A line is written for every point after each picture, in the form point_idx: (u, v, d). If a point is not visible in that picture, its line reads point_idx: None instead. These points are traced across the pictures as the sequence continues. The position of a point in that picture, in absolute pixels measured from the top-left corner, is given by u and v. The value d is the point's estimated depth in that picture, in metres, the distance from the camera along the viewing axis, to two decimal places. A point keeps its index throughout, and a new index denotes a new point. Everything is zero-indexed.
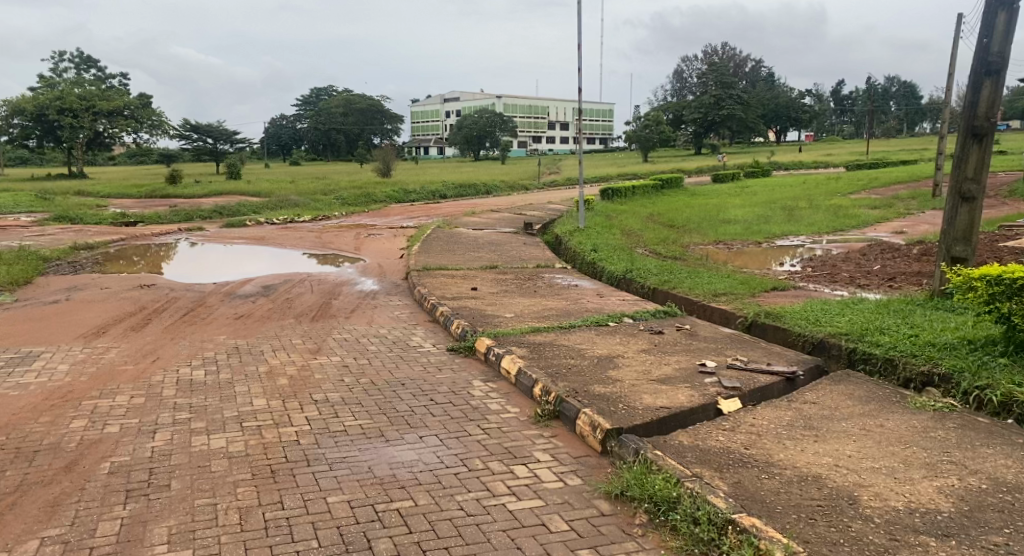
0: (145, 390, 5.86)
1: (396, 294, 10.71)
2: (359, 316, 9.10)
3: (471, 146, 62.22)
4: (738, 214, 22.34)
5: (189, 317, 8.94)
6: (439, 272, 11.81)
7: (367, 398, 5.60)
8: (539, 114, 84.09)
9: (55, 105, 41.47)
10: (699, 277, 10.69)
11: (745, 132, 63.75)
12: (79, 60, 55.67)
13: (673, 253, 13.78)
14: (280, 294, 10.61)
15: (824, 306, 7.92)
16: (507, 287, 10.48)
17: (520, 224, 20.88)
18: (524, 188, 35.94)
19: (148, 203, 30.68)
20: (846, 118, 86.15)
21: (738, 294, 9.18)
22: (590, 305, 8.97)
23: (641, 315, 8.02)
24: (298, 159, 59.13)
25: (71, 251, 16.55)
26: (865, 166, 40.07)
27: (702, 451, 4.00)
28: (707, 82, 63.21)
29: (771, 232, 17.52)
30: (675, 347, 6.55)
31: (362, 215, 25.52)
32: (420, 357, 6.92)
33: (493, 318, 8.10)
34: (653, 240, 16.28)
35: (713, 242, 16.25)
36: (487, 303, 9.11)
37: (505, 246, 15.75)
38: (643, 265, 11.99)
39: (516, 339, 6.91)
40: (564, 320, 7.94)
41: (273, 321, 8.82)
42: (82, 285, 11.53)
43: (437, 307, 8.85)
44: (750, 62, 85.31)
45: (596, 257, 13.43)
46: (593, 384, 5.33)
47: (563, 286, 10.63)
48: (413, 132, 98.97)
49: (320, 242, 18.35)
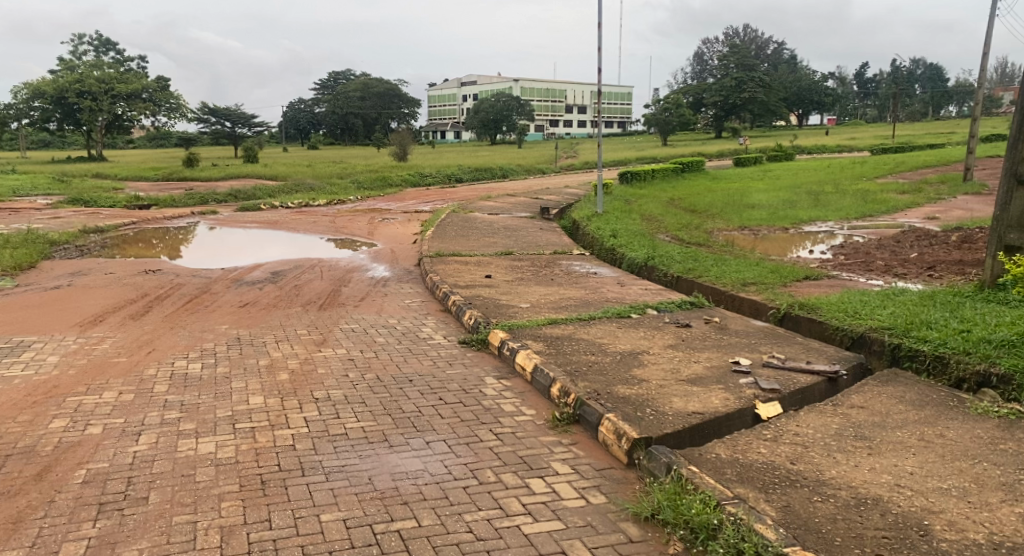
0: (134, 385, 5.47)
1: (408, 281, 10.32)
2: (368, 305, 8.69)
3: (488, 129, 61.60)
4: (762, 198, 21.71)
5: (191, 305, 8.58)
6: (453, 258, 11.39)
7: (372, 397, 5.19)
8: (558, 98, 83.24)
9: (74, 88, 41.36)
10: (725, 264, 10.23)
11: (767, 115, 62.68)
12: (98, 43, 55.57)
13: (697, 240, 13.27)
14: (289, 281, 10.25)
15: (862, 298, 7.43)
16: (523, 274, 10.04)
17: (537, 209, 20.39)
18: (542, 171, 35.45)
19: (164, 186, 30.44)
20: (870, 101, 84.75)
21: (767, 285, 8.69)
22: (610, 295, 8.50)
23: (666, 305, 7.57)
24: (316, 143, 58.81)
25: (81, 234, 16.27)
26: (891, 150, 39.18)
27: (744, 468, 3.54)
28: (728, 65, 62.27)
29: (798, 218, 16.93)
30: (703, 342, 6.10)
31: (376, 199, 25.11)
32: (430, 351, 6.50)
33: (508, 308, 7.66)
34: (675, 225, 15.76)
35: (737, 228, 15.71)
36: (501, 292, 8.67)
37: (522, 232, 15.29)
38: (666, 252, 11.50)
39: (532, 332, 6.47)
40: (583, 311, 7.48)
41: (278, 310, 8.42)
42: (87, 269, 11.19)
43: (449, 295, 8.44)
44: (772, 45, 84.10)
45: (617, 243, 12.93)
46: (617, 384, 4.89)
47: (581, 274, 10.17)
48: (430, 116, 98.51)
49: (334, 226, 17.99)
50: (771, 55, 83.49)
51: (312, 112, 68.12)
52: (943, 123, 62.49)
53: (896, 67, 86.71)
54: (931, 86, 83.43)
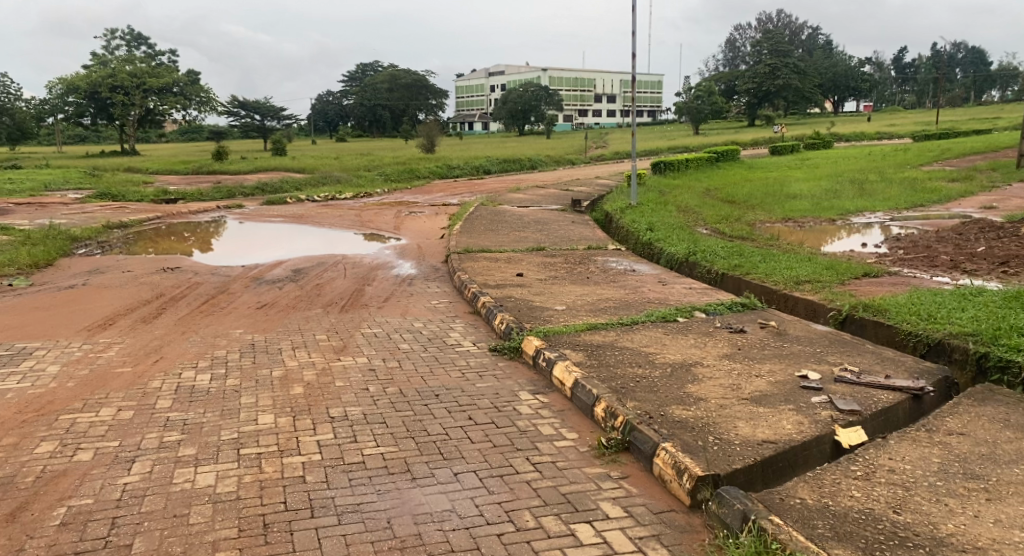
0: (135, 400, 4.95)
1: (436, 279, 9.83)
2: (393, 307, 8.18)
3: (516, 120, 60.85)
4: (802, 188, 20.88)
5: (207, 307, 8.11)
6: (483, 254, 10.85)
7: (394, 416, 4.63)
8: (587, 87, 82.29)
9: (107, 83, 41.40)
10: (774, 260, 9.58)
11: (802, 103, 61.25)
12: (131, 38, 55.78)
13: (739, 233, 12.59)
14: (311, 280, 9.78)
15: (934, 298, 6.82)
16: (557, 271, 9.48)
17: (568, 200, 19.77)
18: (571, 162, 34.74)
19: (193, 180, 30.24)
20: (908, 87, 82.77)
21: (823, 285, 8.03)
22: (653, 295, 7.88)
23: (716, 308, 6.98)
24: (345, 135, 58.54)
25: (104, 229, 15.96)
26: (933, 137, 37.87)
27: (838, 521, 3.08)
28: (762, 52, 60.99)
29: (843, 208, 16.13)
30: (762, 354, 5.49)
31: (404, 192, 24.63)
32: (458, 360, 5.95)
33: (543, 311, 7.09)
34: (713, 217, 15.06)
35: (780, 220, 14.96)
36: (534, 292, 8.09)
37: (553, 225, 14.70)
38: (708, 247, 10.86)
39: (571, 339, 5.90)
40: (624, 314, 6.89)
41: (297, 312, 7.91)
42: (104, 267, 10.78)
43: (480, 295, 7.92)
44: (807, 31, 82.44)
45: (654, 237, 12.31)
46: (671, 405, 4.30)
47: (619, 271, 9.56)
48: (458, 107, 98.00)
49: (360, 220, 17.52)
50: (805, 41, 81.63)
51: (341, 105, 67.99)
52: (985, 109, 60.58)
53: (934, 51, 84.41)
54: (972, 70, 80.99)
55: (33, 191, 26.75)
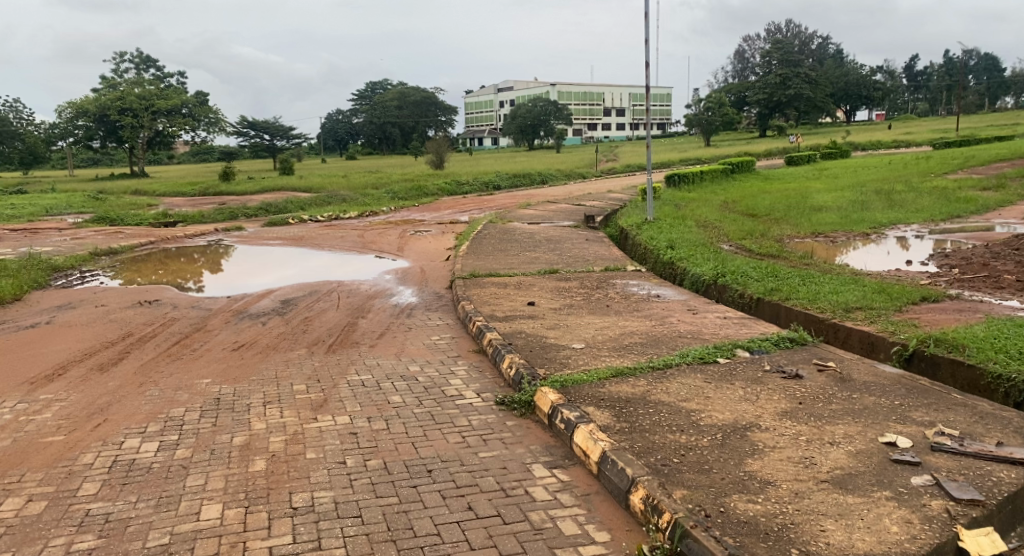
0: (53, 484, 4.00)
1: (437, 308, 8.87)
2: (387, 345, 7.17)
3: (525, 135, 60.13)
4: (825, 199, 19.88)
5: (176, 349, 7.17)
6: (491, 279, 9.87)
7: (373, 509, 3.67)
8: (595, 101, 81.58)
9: (116, 105, 40.80)
10: (814, 282, 8.58)
11: (814, 113, 60.25)
12: (139, 61, 55.39)
13: (768, 250, 11.57)
14: (300, 312, 8.84)
15: (1018, 332, 5.86)
16: (572, 298, 8.51)
17: (581, 217, 18.79)
18: (582, 176, 33.81)
19: (198, 201, 29.44)
20: (921, 94, 81.77)
21: (878, 313, 7.00)
22: (684, 327, 6.86)
23: (760, 344, 5.97)
24: (354, 153, 57.92)
25: (91, 257, 15.08)
26: (954, 144, 36.79)
27: None
28: (772, 62, 60.20)
29: (874, 221, 15.10)
30: (832, 409, 4.44)
31: (410, 210, 23.75)
32: (458, 419, 4.94)
33: (557, 350, 6.10)
34: (737, 233, 14.04)
35: (809, 234, 13.94)
36: (547, 325, 7.10)
37: (567, 244, 13.73)
38: (737, 266, 9.85)
39: (593, 392, 4.87)
40: (653, 353, 5.89)
41: (276, 354, 6.95)
42: (77, 302, 9.87)
43: (486, 330, 6.92)
44: (818, 40, 81.68)
45: (676, 256, 11.32)
46: (731, 495, 3.34)
47: (642, 298, 8.55)
48: (467, 124, 97.54)
49: (362, 240, 16.60)
50: (814, 51, 80.55)
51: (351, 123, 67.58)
52: (1002, 115, 59.46)
53: (947, 58, 83.26)
54: (986, 76, 79.81)
55: (33, 216, 26.00)
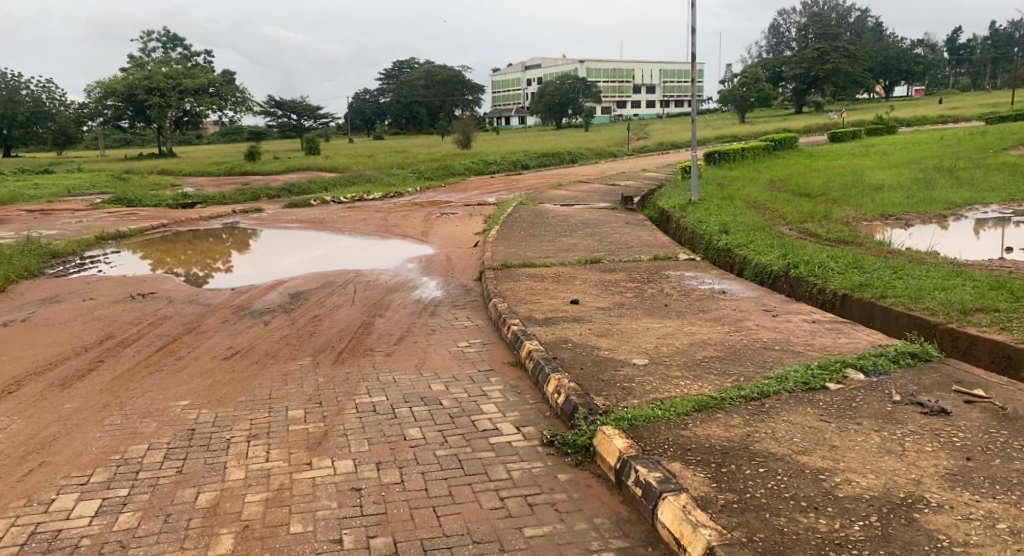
0: None
1: (465, 305, 7.68)
2: (406, 354, 6.01)
3: (553, 114, 58.47)
4: (881, 178, 18.32)
5: (158, 356, 6.08)
6: (525, 270, 8.66)
7: None
8: (625, 78, 79.57)
9: (143, 85, 39.96)
10: (910, 274, 7.25)
11: (852, 88, 57.81)
12: (166, 40, 54.65)
13: (838, 235, 10.20)
14: (310, 309, 7.72)
15: None
16: (623, 295, 7.30)
17: (617, 197, 17.50)
18: (614, 155, 32.39)
19: (222, 182, 28.47)
20: (964, 69, 78.62)
21: (1007, 316, 5.70)
22: (767, 336, 5.63)
23: (874, 362, 4.69)
24: (381, 133, 56.93)
25: (97, 240, 14.07)
26: (1009, 118, 34.71)
27: None
28: (810, 36, 57.88)
29: (947, 201, 13.64)
30: (1017, 467, 3.21)
31: (437, 191, 22.55)
32: (496, 467, 3.78)
33: (616, 367, 4.89)
34: (794, 215, 12.66)
35: (877, 217, 12.50)
36: (598, 330, 5.91)
37: (606, 228, 12.47)
38: (811, 255, 8.53)
39: (673, 435, 3.65)
40: (740, 375, 4.65)
41: (274, 364, 5.81)
42: (66, 294, 8.86)
43: (523, 337, 5.72)
44: (856, 13, 78.82)
45: (733, 242, 10.01)
46: None
47: (703, 294, 7.28)
48: (495, 102, 96.00)
49: (385, 223, 15.46)
50: (851, 24, 77.32)
51: (378, 103, 66.61)
52: None
53: (993, 29, 79.66)
54: None
55: (53, 197, 25.19)
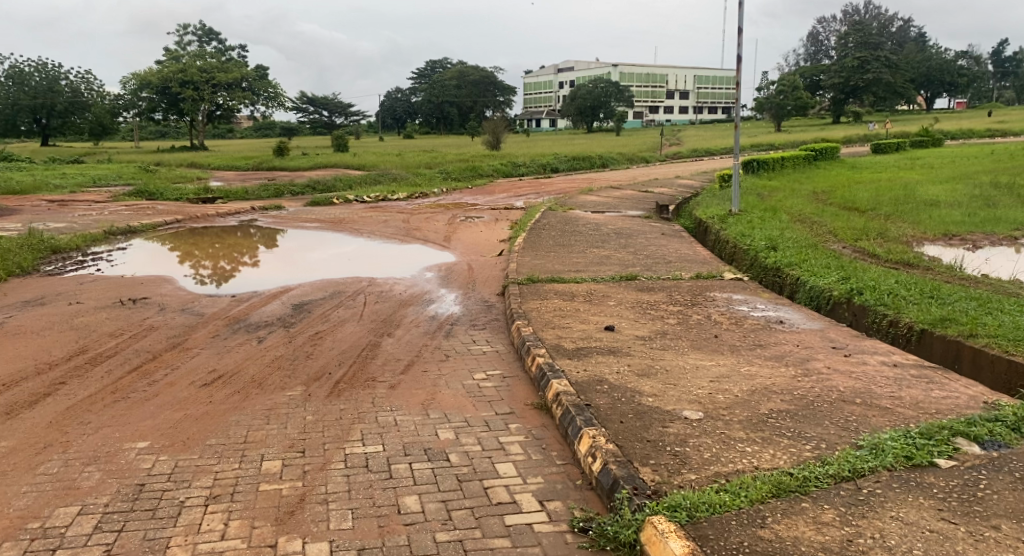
0: None
1: (484, 326, 6.79)
2: (413, 386, 5.13)
3: (585, 117, 57.39)
4: (935, 193, 17.17)
5: (129, 379, 5.28)
6: (554, 287, 7.78)
7: None
8: (659, 83, 78.31)
9: (178, 78, 39.66)
10: (998, 308, 6.24)
11: (893, 99, 56.08)
12: (202, 33, 54.51)
13: (900, 257, 9.18)
14: (311, 323, 6.90)
15: None
16: (664, 322, 6.38)
17: (651, 204, 16.54)
18: (646, 160, 31.35)
19: (248, 177, 27.92)
20: (1009, 83, 76.06)
21: None
22: (844, 385, 4.69)
23: (990, 430, 3.72)
24: (410, 132, 56.29)
25: (105, 235, 13.41)
26: None
27: None
28: (850, 44, 56.17)
29: (1011, 221, 12.52)
30: None
31: (464, 193, 21.72)
32: None
33: (663, 422, 3.98)
34: (846, 231, 11.64)
35: (938, 236, 11.44)
36: (639, 368, 5.00)
37: (641, 239, 11.55)
38: (876, 278, 7.54)
39: (748, 539, 2.82)
40: (820, 442, 3.72)
41: (259, 395, 4.96)
42: (54, 296, 8.16)
43: (551, 375, 4.82)
44: (898, 23, 76.65)
45: (784, 260, 9.05)
46: None
47: (757, 325, 6.33)
48: (525, 104, 95.14)
49: (406, 226, 14.64)
50: (894, 33, 75.03)
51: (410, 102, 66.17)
52: None
53: None
54: None
55: (77, 188, 24.74)
